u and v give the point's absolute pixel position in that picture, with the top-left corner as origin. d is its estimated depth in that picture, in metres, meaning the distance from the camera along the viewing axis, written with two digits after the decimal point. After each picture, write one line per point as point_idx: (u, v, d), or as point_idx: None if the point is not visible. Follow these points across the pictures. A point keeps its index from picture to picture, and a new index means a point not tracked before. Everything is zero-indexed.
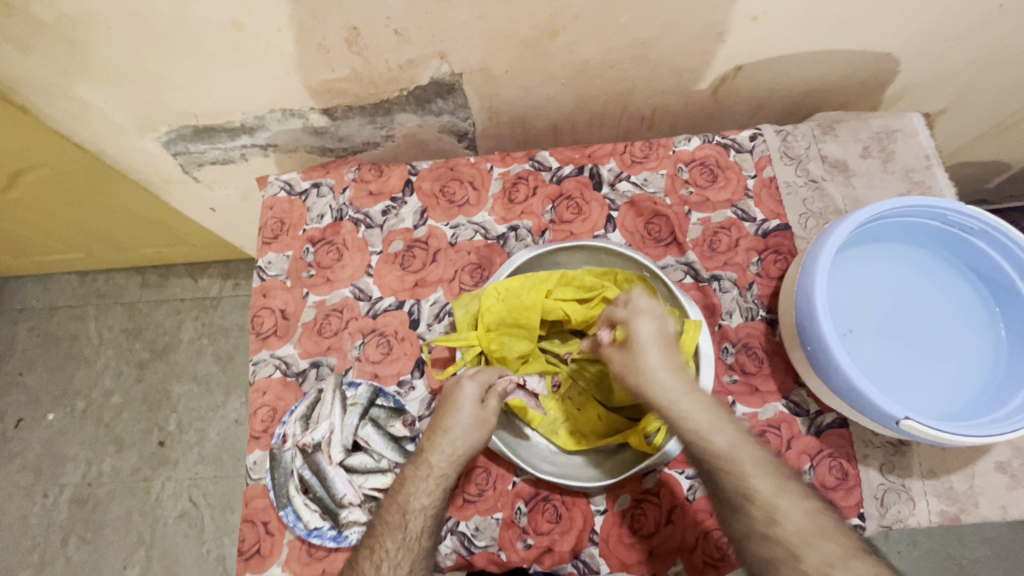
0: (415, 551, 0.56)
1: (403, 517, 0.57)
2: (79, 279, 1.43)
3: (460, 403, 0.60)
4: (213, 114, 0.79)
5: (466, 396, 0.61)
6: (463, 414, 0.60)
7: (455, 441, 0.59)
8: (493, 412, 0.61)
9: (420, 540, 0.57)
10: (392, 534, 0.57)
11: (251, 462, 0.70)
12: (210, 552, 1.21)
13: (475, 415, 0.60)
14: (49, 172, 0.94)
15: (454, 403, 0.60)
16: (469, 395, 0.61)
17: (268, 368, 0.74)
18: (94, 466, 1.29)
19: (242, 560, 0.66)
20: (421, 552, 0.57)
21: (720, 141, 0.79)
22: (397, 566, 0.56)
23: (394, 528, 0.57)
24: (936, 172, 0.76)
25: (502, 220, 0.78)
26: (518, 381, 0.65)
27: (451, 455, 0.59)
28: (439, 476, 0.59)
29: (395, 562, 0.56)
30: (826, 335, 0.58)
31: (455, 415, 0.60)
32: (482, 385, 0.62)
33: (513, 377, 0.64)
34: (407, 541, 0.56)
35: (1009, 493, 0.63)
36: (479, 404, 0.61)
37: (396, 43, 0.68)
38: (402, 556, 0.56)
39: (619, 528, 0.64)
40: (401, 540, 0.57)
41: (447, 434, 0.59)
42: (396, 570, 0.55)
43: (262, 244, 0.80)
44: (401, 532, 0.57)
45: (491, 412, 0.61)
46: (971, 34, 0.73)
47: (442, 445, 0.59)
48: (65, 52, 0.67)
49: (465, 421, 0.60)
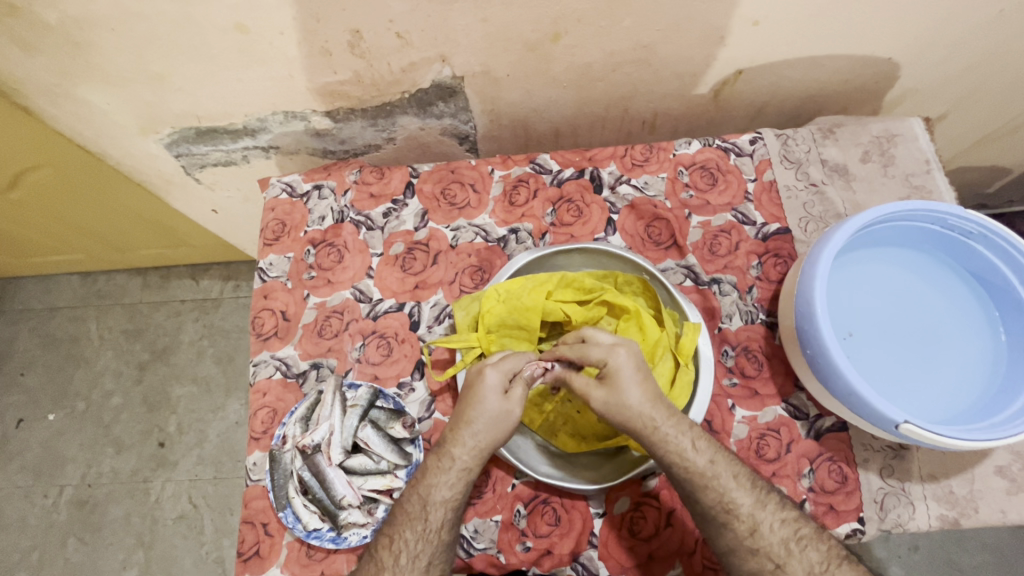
0: (435, 544, 0.57)
1: (424, 509, 0.58)
2: (80, 280, 1.43)
3: (482, 394, 0.59)
4: (215, 116, 0.79)
5: (489, 387, 0.59)
6: (485, 407, 0.58)
7: (478, 434, 0.58)
8: (517, 403, 0.59)
9: (442, 533, 0.58)
10: (412, 524, 0.57)
11: (251, 463, 0.70)
12: (209, 554, 1.21)
13: (498, 408, 0.59)
14: (52, 173, 0.95)
15: (478, 395, 0.59)
16: (492, 386, 0.59)
17: (268, 369, 0.74)
18: (94, 467, 1.29)
19: (241, 561, 0.66)
20: (441, 545, 0.57)
21: (720, 145, 0.79)
22: (417, 557, 0.56)
23: (414, 518, 0.57)
24: (936, 177, 0.76)
25: (502, 222, 0.78)
26: (547, 365, 0.62)
27: (474, 448, 0.58)
28: (461, 469, 0.58)
29: (415, 553, 0.56)
30: (825, 339, 0.58)
31: (478, 407, 0.59)
32: (505, 374, 0.60)
33: (540, 361, 0.62)
34: (426, 533, 0.57)
35: (1009, 497, 0.63)
36: (502, 396, 0.59)
37: (399, 46, 0.68)
38: (422, 547, 0.57)
39: (619, 531, 0.64)
40: (421, 531, 0.57)
41: (470, 427, 0.58)
42: (415, 560, 0.56)
43: (264, 245, 0.80)
44: (421, 523, 0.57)
45: (515, 403, 0.59)
46: (971, 39, 0.74)
47: (465, 439, 0.58)
48: (68, 53, 0.67)
49: (488, 413, 0.58)
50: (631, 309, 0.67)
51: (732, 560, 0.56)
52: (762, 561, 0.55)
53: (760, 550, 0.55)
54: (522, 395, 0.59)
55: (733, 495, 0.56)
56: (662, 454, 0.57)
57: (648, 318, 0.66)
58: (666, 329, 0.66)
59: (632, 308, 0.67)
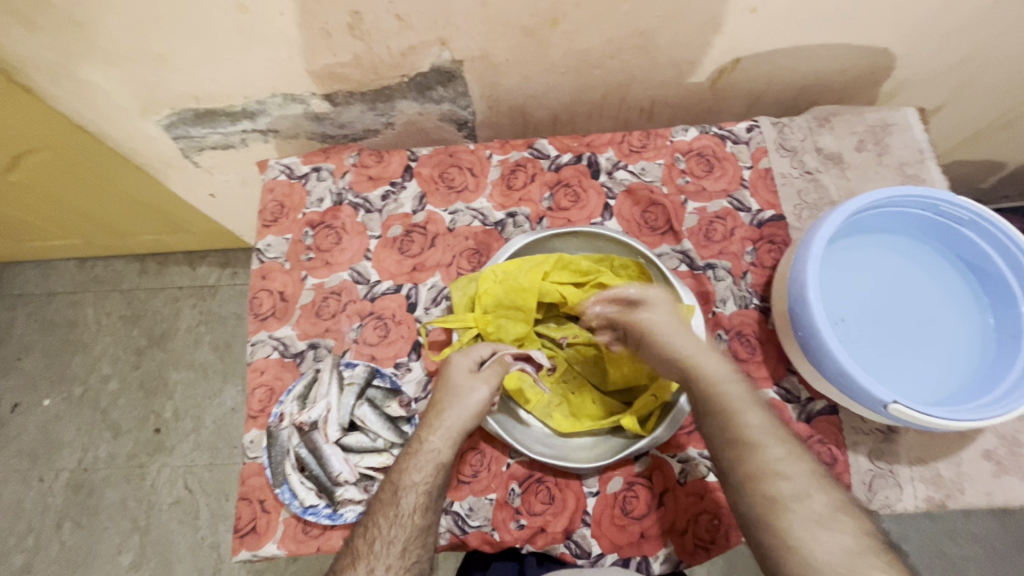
0: (408, 528, 0.57)
1: (395, 495, 0.58)
2: (77, 266, 1.43)
3: (449, 374, 0.62)
4: (215, 98, 0.79)
5: (454, 368, 0.62)
6: (451, 388, 0.61)
7: (444, 414, 0.61)
8: (483, 383, 0.61)
9: (413, 517, 0.57)
10: (384, 511, 0.58)
11: (248, 441, 0.71)
12: (205, 538, 1.21)
13: (465, 385, 0.61)
14: (50, 155, 0.95)
15: (445, 379, 0.62)
16: (459, 367, 0.62)
17: (266, 349, 0.74)
18: (90, 451, 1.29)
19: (237, 537, 0.66)
20: (414, 530, 0.57)
21: (717, 132, 0.79)
22: (391, 543, 0.56)
23: (386, 504, 0.58)
24: (930, 166, 0.77)
25: (500, 206, 0.78)
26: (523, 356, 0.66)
27: (443, 429, 0.60)
28: (431, 451, 0.60)
29: (389, 539, 0.56)
30: (818, 321, 0.59)
31: (450, 390, 0.61)
32: (474, 359, 0.63)
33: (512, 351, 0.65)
34: (398, 518, 0.57)
35: (995, 480, 0.64)
36: (471, 374, 0.62)
37: (399, 28, 0.68)
38: (395, 533, 0.57)
39: (611, 510, 0.65)
40: (393, 517, 0.57)
41: (437, 407, 0.61)
42: (389, 547, 0.56)
43: (262, 226, 0.80)
44: (393, 509, 0.58)
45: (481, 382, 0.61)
46: (965, 31, 0.74)
47: (435, 422, 0.61)
48: (68, 31, 0.67)
49: (456, 393, 0.61)
50: (626, 291, 0.68)
51: None
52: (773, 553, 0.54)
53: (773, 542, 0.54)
54: (491, 374, 0.62)
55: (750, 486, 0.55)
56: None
57: None
58: None
59: (628, 290, 0.68)
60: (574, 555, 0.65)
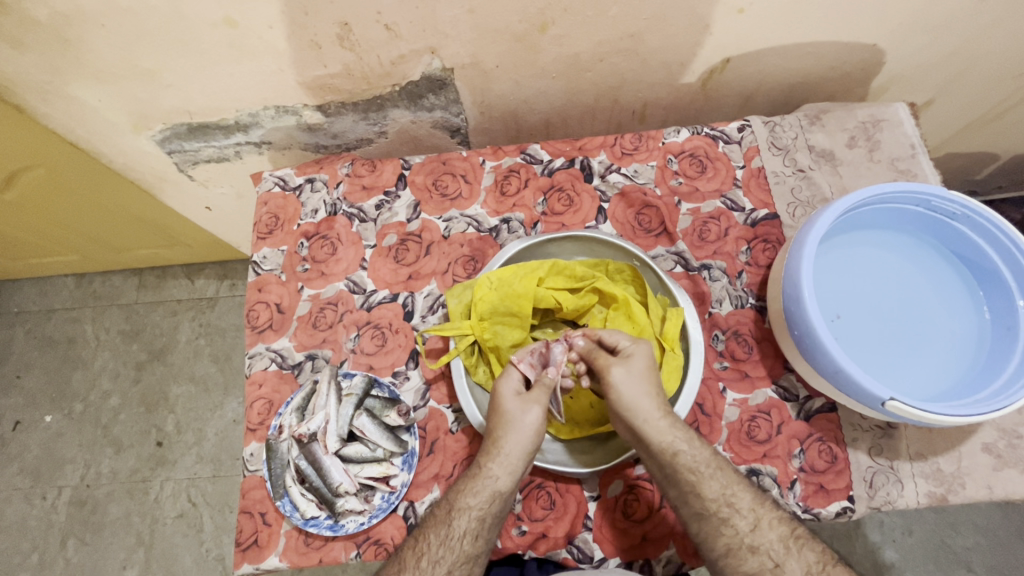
0: (456, 552, 0.57)
1: (449, 515, 0.58)
2: (75, 281, 1.44)
3: (500, 400, 0.61)
4: (207, 112, 0.80)
5: (503, 393, 0.61)
6: (507, 418, 0.60)
7: (502, 444, 0.59)
8: (534, 401, 0.60)
9: (462, 542, 0.58)
10: (437, 529, 0.58)
11: (248, 454, 0.71)
12: (210, 551, 1.21)
13: (516, 410, 0.60)
14: (44, 172, 0.95)
15: (497, 407, 0.61)
16: (506, 392, 0.61)
17: (264, 361, 0.75)
18: (93, 467, 1.29)
19: (239, 551, 0.66)
20: (462, 555, 0.57)
21: (708, 133, 0.80)
22: (438, 563, 0.57)
23: (439, 523, 0.58)
24: (921, 160, 0.77)
25: (493, 213, 0.78)
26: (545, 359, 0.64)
27: (503, 458, 0.59)
28: (489, 478, 0.59)
29: (437, 557, 0.57)
30: (813, 320, 0.59)
31: (503, 417, 0.60)
32: (518, 381, 0.63)
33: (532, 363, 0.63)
34: (449, 540, 0.57)
35: (996, 473, 0.64)
36: (517, 398, 0.61)
37: (388, 38, 0.68)
38: (444, 553, 0.57)
39: (612, 513, 0.65)
40: (444, 537, 0.58)
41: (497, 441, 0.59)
42: (435, 566, 0.57)
43: (257, 239, 0.81)
44: (445, 528, 0.58)
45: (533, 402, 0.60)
46: (953, 25, 0.75)
47: (493, 449, 0.59)
48: (57, 50, 0.67)
49: (510, 420, 0.60)
50: (620, 299, 0.68)
51: (731, 539, 0.57)
52: (760, 562, 0.56)
53: (767, 553, 0.56)
54: (540, 395, 0.61)
55: (737, 491, 0.58)
56: (664, 450, 0.58)
57: (637, 307, 0.68)
58: (653, 315, 0.68)
59: (621, 297, 0.68)
60: (576, 560, 0.64)
